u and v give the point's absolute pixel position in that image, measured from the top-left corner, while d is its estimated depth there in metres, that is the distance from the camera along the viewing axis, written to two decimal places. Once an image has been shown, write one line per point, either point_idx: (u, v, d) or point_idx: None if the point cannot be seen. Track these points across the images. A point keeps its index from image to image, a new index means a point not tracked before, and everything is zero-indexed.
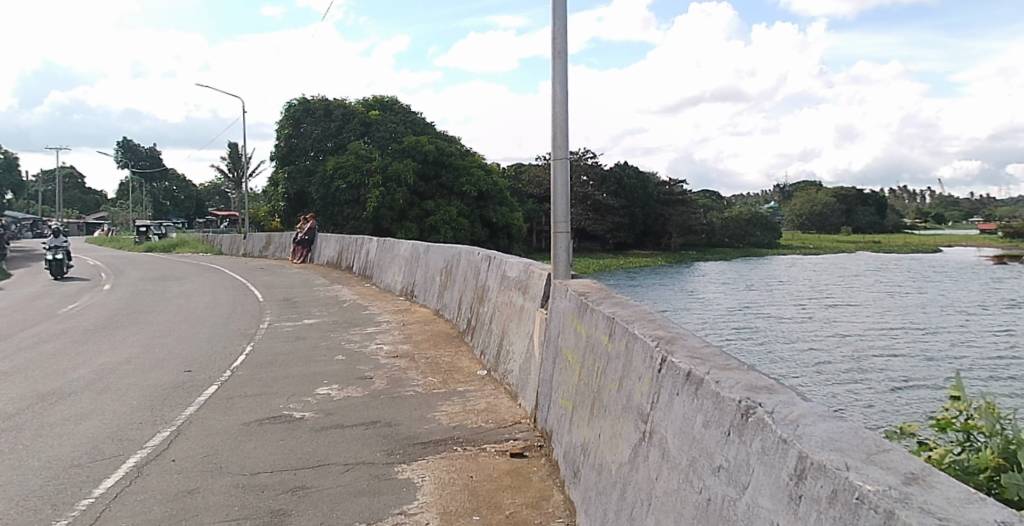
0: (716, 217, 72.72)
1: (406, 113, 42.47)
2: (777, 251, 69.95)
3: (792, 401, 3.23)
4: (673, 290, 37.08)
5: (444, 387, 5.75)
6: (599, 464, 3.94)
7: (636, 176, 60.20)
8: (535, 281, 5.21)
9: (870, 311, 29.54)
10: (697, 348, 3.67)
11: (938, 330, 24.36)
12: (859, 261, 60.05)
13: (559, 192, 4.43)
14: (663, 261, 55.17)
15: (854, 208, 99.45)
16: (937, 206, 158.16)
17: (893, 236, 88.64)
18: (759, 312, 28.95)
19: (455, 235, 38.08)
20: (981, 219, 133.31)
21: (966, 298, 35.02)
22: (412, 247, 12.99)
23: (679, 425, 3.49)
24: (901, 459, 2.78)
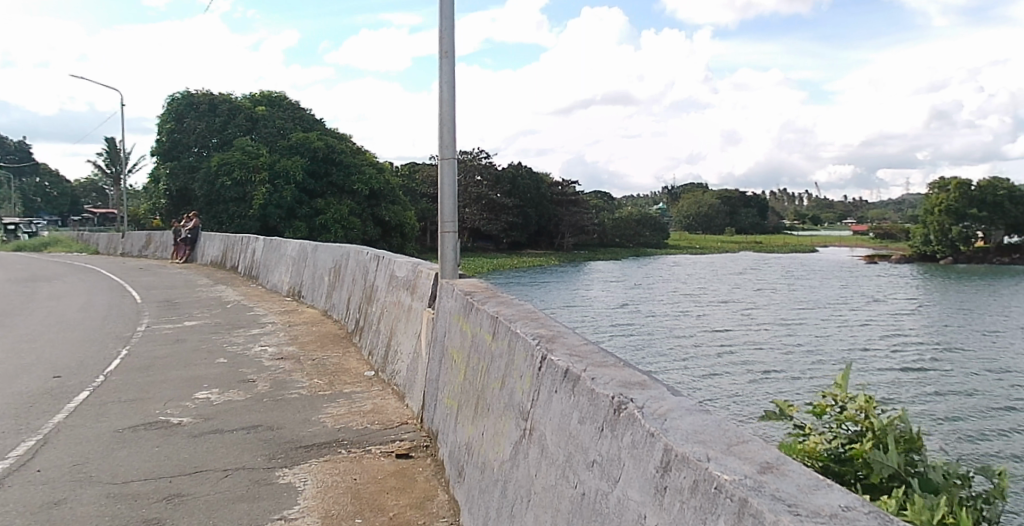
0: (608, 218, 75.15)
1: (295, 108, 42.10)
2: (667, 251, 73.03)
3: (661, 396, 3.41)
4: (565, 289, 38.02)
5: (331, 388, 5.65)
6: (482, 463, 3.94)
7: (529, 176, 61.11)
8: (422, 281, 5.19)
9: (748, 309, 31.27)
10: (577, 346, 3.73)
11: (808, 329, 26.11)
12: (742, 261, 63.59)
13: (446, 192, 4.42)
14: (555, 260, 56.80)
15: (737, 210, 105.18)
16: (813, 210, 168.93)
17: (773, 238, 93.83)
18: (644, 311, 30.02)
19: (346, 235, 37.82)
20: (848, 223, 143.91)
21: (832, 295, 37.71)
22: (300, 245, 12.77)
23: (556, 422, 3.58)
24: (756, 450, 3.12)
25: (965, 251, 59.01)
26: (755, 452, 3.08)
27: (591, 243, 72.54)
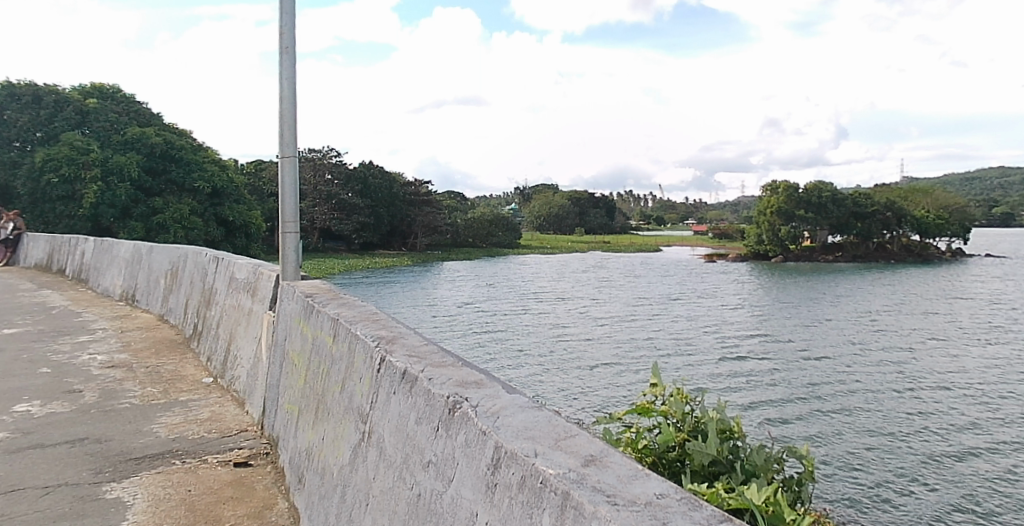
0: (460, 219, 77.18)
1: (129, 102, 40.80)
2: (519, 251, 75.79)
3: (497, 393, 3.46)
4: (414, 294, 38.64)
5: (164, 397, 5.40)
6: (321, 468, 3.87)
7: (380, 176, 62.28)
8: (263, 282, 5.08)
9: (592, 314, 32.92)
10: (416, 346, 3.71)
11: (647, 334, 27.80)
12: (592, 261, 67.01)
13: (287, 192, 4.40)
14: (407, 260, 57.82)
15: (586, 211, 110.88)
16: (658, 212, 180.94)
17: (620, 240, 98.65)
18: (494, 319, 30.78)
19: (186, 235, 36.67)
20: (684, 226, 155.42)
21: (665, 296, 40.55)
22: (133, 247, 12.21)
23: (394, 423, 3.57)
24: (583, 443, 3.22)
25: (793, 250, 64.74)
26: (580, 445, 3.16)
27: (443, 243, 74.17)
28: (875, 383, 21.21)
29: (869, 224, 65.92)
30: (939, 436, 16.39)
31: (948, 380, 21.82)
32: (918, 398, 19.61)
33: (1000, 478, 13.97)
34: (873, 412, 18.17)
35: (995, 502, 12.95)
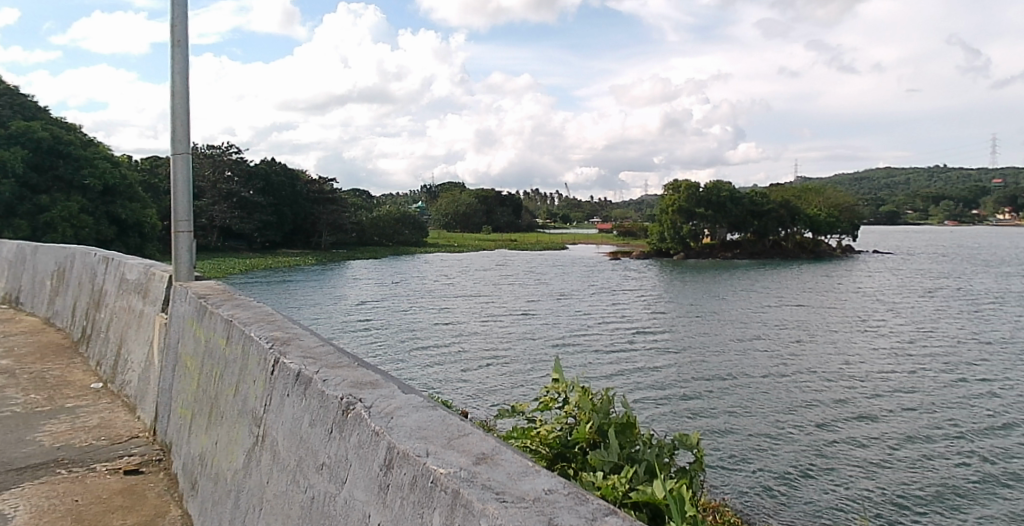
0: (365, 217, 76.98)
1: (12, 95, 38.09)
2: (424, 249, 76.13)
3: (392, 393, 3.45)
4: (312, 294, 38.28)
5: (49, 405, 5.18)
6: (215, 474, 3.83)
7: (282, 173, 62.24)
8: (156, 283, 5.00)
9: (488, 312, 33.46)
10: (312, 347, 3.70)
11: (542, 331, 28.47)
12: (501, 258, 67.91)
13: (179, 190, 4.45)
14: (310, 259, 57.32)
15: (493, 210, 112.39)
16: (565, 211, 184.94)
17: (527, 237, 100.33)
18: (389, 319, 30.83)
19: (76, 234, 35.65)
20: (585, 226, 159.30)
21: (560, 293, 41.58)
22: (16, 247, 11.67)
23: (288, 427, 3.55)
24: (475, 441, 3.22)
25: (694, 247, 66.61)
26: (471, 445, 3.16)
27: (349, 241, 73.74)
28: (759, 371, 22.15)
29: (765, 221, 68.34)
30: (831, 421, 17.20)
31: (825, 366, 23.07)
32: (804, 385, 20.62)
33: (885, 457, 14.82)
34: (766, 400, 18.94)
35: (883, 478, 13.72)
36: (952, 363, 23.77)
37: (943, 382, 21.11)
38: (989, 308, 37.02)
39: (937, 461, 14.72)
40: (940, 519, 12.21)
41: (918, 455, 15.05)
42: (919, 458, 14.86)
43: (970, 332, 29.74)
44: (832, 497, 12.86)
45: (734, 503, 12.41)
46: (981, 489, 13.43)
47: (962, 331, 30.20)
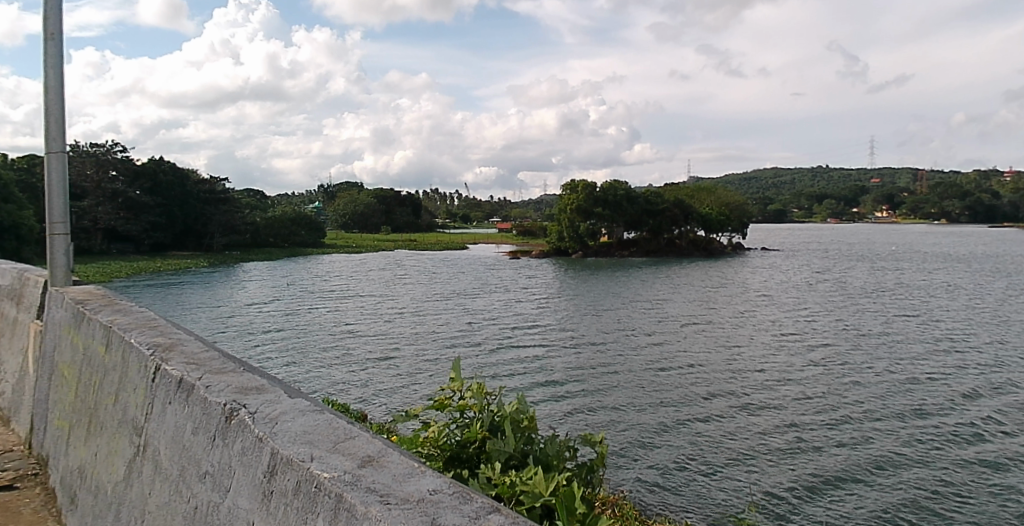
0: (260, 218, 75.21)
1: None
2: (321, 249, 75.11)
3: (278, 398, 3.41)
4: (193, 297, 37.13)
5: None
6: (94, 486, 3.74)
7: (171, 172, 60.24)
8: (31, 289, 4.82)
9: (373, 313, 33.36)
10: (196, 353, 3.66)
11: (428, 330, 28.65)
12: (402, 258, 67.74)
13: (52, 193, 4.42)
14: (202, 260, 55.73)
15: (392, 210, 111.84)
16: (466, 212, 185.61)
17: (427, 236, 100.31)
18: (266, 322, 30.23)
19: None
20: (485, 226, 160.31)
21: (449, 291, 41.96)
22: None
23: (170, 434, 3.46)
24: (360, 444, 3.20)
25: (592, 246, 67.84)
26: (355, 448, 3.12)
27: (243, 242, 71.86)
28: (646, 364, 22.81)
29: (659, 221, 70.28)
30: (728, 409, 17.91)
31: (706, 357, 24.02)
32: (692, 376, 21.38)
33: (780, 443, 15.49)
34: (656, 392, 19.54)
35: (779, 463, 14.33)
36: (820, 352, 25.30)
37: (812, 369, 22.45)
38: (855, 300, 39.45)
39: (827, 443, 15.55)
40: (832, 496, 12.86)
41: (809, 438, 15.86)
42: (811, 442, 15.63)
43: (836, 323, 31.71)
44: (732, 484, 13.28)
45: (636, 495, 12.59)
46: (867, 466, 14.26)
47: (826, 321, 32.17)
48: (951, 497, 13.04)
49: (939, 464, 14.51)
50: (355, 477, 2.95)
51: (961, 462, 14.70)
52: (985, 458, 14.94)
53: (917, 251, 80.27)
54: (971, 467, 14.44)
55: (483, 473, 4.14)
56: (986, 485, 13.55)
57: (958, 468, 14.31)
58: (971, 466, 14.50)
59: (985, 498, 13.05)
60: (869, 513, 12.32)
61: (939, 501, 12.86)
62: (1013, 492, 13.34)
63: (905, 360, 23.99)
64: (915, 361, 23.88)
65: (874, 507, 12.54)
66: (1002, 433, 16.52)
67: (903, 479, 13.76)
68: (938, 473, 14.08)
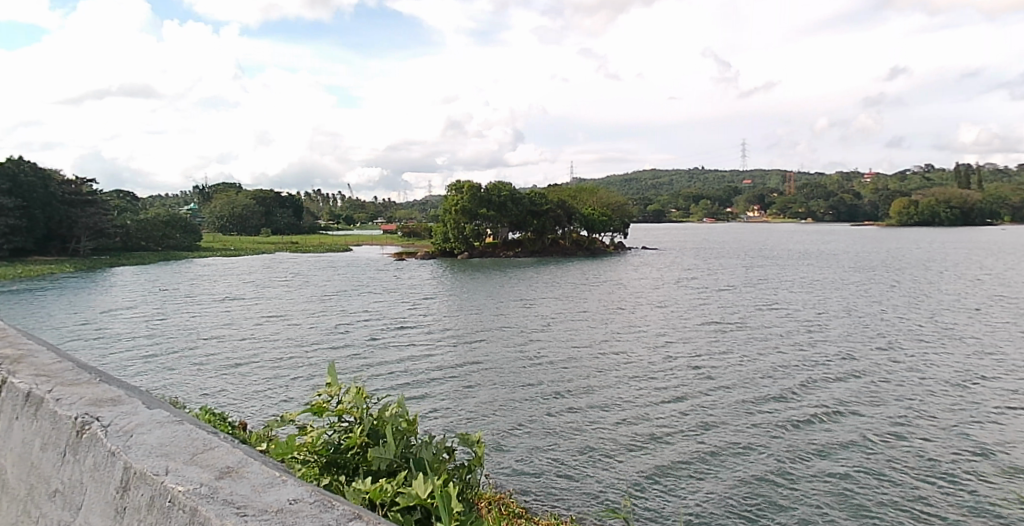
0: (130, 220, 71.13)
1: None
2: (199, 253, 71.93)
3: (135, 410, 3.31)
4: (36, 307, 34.55)
5: None
6: None
7: (32, 172, 56.53)
8: None
9: (233, 318, 32.30)
10: (44, 367, 3.61)
11: (290, 334, 28.02)
12: (285, 261, 65.84)
13: None
14: (63, 267, 52.25)
15: (272, 211, 108.62)
16: (350, 214, 183.14)
17: (310, 238, 97.88)
18: (113, 331, 28.48)
19: None
20: (367, 227, 158.23)
21: (318, 294, 41.28)
22: None
23: (17, 450, 3.35)
24: (218, 457, 3.11)
25: (477, 246, 68.18)
26: (212, 460, 3.03)
27: (111, 246, 67.71)
28: (512, 361, 23.18)
29: (544, 221, 71.28)
30: (606, 402, 18.45)
31: (571, 352, 24.65)
32: (562, 370, 21.89)
33: (658, 434, 16.10)
34: (527, 388, 19.81)
35: (658, 453, 14.86)
36: (676, 344, 26.33)
37: (670, 362, 23.40)
38: (713, 296, 41.22)
39: (702, 431, 16.28)
40: (707, 483, 13.48)
41: (683, 427, 16.57)
42: (686, 431, 16.31)
43: (695, 316, 33.20)
44: (612, 475, 13.69)
45: (522, 494, 12.75)
46: (738, 452, 15.03)
47: (681, 316, 33.50)
48: (814, 476, 13.95)
49: (799, 445, 15.54)
50: (212, 489, 2.89)
51: (818, 441, 15.79)
52: (836, 437, 16.14)
53: (778, 249, 84.95)
54: (824, 446, 15.55)
55: (350, 477, 4.20)
56: (843, 464, 14.58)
57: (815, 448, 15.37)
58: (826, 445, 15.62)
59: (840, 474, 14.08)
60: (741, 496, 12.98)
61: (810, 482, 13.68)
62: (863, 467, 14.46)
63: (752, 349, 25.40)
64: (762, 350, 25.29)
65: (747, 490, 13.23)
66: (848, 413, 17.91)
67: (775, 462, 14.56)
68: (800, 454, 15.03)
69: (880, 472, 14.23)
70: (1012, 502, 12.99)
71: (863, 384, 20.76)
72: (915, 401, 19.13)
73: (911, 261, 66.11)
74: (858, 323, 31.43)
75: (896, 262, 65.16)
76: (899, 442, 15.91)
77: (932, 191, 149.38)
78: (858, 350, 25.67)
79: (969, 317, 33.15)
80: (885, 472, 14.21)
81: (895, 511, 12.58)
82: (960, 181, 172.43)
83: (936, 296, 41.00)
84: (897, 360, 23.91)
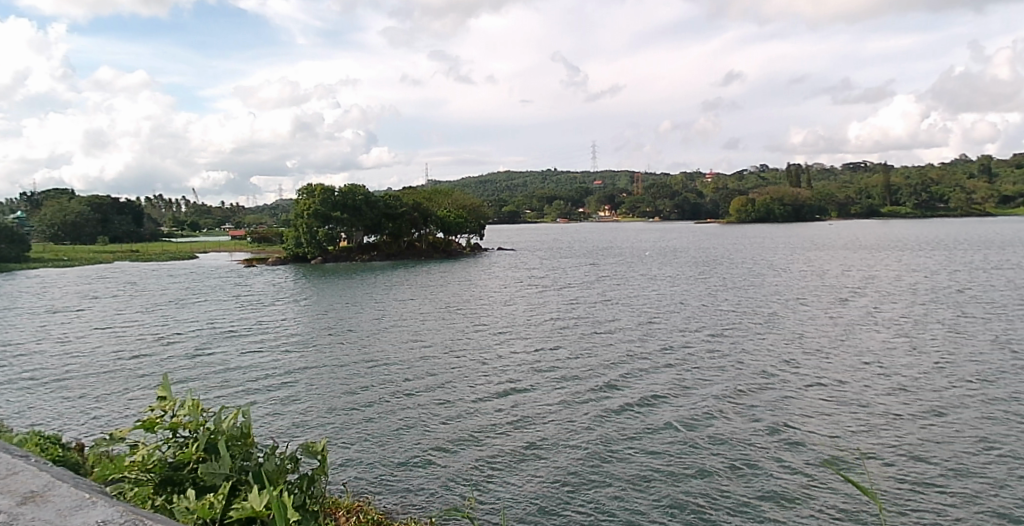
0: None
1: None
2: (31, 266, 66.19)
3: None
4: None
5: None
6: None
7: None
8: None
9: (46, 335, 29.92)
10: None
11: (111, 349, 26.60)
12: (126, 271, 61.82)
13: None
14: None
15: (109, 219, 101.54)
16: (200, 218, 174.42)
17: (154, 246, 92.28)
18: None
19: None
20: (214, 233, 151.37)
21: (149, 305, 39.30)
22: None
23: None
24: (21, 482, 3.61)
25: (332, 251, 67.18)
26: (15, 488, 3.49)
27: None
28: (348, 365, 23.35)
29: (399, 224, 70.51)
30: (447, 405, 18.80)
31: (408, 354, 24.95)
32: (401, 372, 22.31)
33: (501, 435, 16.56)
34: (365, 392, 20.09)
35: (501, 456, 15.31)
36: (510, 341, 27.24)
37: (504, 357, 24.25)
38: (548, 294, 42.45)
39: (542, 430, 16.89)
40: (545, 483, 14.03)
41: (523, 427, 17.14)
42: (527, 430, 16.88)
43: (534, 315, 33.99)
44: (453, 482, 14.02)
45: (380, 503, 13.12)
46: (580, 449, 15.69)
47: (514, 313, 34.56)
48: (649, 460, 15.07)
49: (632, 438, 16.38)
50: (17, 511, 3.37)
51: (649, 432, 16.69)
52: (667, 427, 17.10)
53: (623, 247, 88.73)
54: (659, 434, 16.58)
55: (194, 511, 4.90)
56: (674, 447, 15.80)
57: (652, 437, 16.37)
58: (659, 432, 16.71)
59: (670, 463, 14.95)
60: (584, 491, 13.70)
61: (647, 466, 14.79)
62: (691, 453, 15.44)
63: (580, 343, 26.65)
64: (589, 343, 26.56)
65: (591, 481, 14.13)
66: (677, 400, 19.07)
67: (612, 449, 15.71)
68: (638, 443, 16.01)
69: (706, 452, 15.51)
70: (820, 470, 14.52)
71: (688, 371, 22.12)
72: (736, 384, 20.63)
73: (743, 256, 70.35)
74: (679, 314, 33.49)
75: (727, 257, 69.56)
76: (722, 427, 17.06)
77: (760, 189, 157.84)
78: (677, 338, 27.44)
79: (773, 305, 36.11)
80: (710, 457, 15.22)
81: (723, 491, 13.64)
82: (793, 178, 183.83)
83: (756, 288, 44.01)
84: (711, 347, 25.81)
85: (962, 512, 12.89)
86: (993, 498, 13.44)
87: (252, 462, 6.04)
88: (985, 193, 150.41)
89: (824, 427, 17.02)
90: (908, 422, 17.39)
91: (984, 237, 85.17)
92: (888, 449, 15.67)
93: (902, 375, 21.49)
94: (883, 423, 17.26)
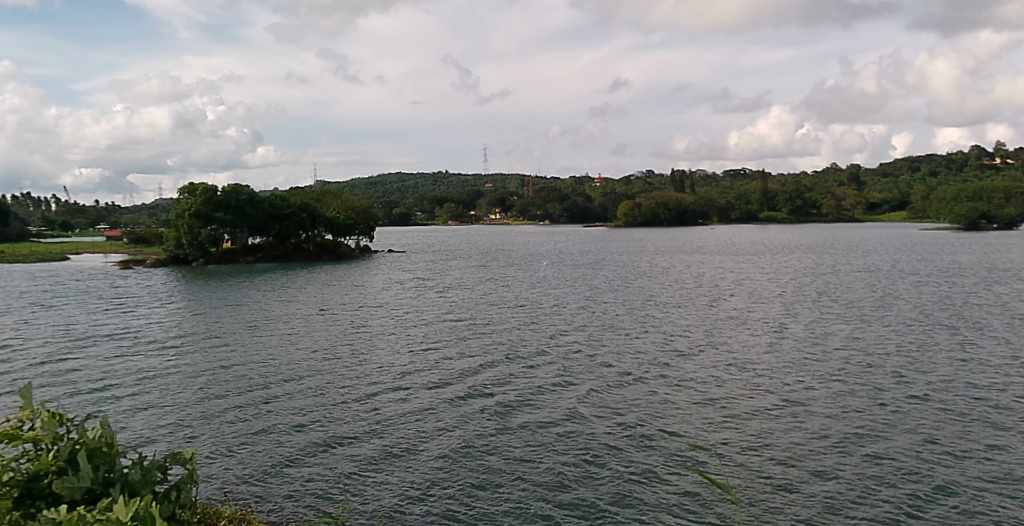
0: None
1: None
2: None
3: None
4: None
5: None
6: None
7: None
8: None
9: None
10: None
11: None
12: None
13: None
14: None
15: None
16: (71, 218, 163.83)
17: (17, 248, 86.02)
18: None
19: None
20: (84, 234, 142.78)
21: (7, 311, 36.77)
22: None
23: None
24: None
25: (213, 253, 64.61)
26: None
27: None
28: (219, 368, 22.90)
29: (284, 226, 69.42)
30: (322, 407, 18.71)
31: (283, 355, 24.69)
32: (274, 374, 22.08)
33: (378, 437, 16.62)
34: (236, 395, 19.79)
35: (378, 456, 15.49)
36: (386, 342, 27.30)
37: (379, 358, 24.34)
38: (427, 296, 42.45)
39: (419, 432, 17.01)
40: (424, 483, 14.25)
41: (400, 429, 17.22)
42: (404, 432, 16.97)
43: (412, 317, 34.02)
44: (330, 487, 13.96)
45: (257, 510, 12.96)
46: (456, 447, 16.05)
47: (390, 315, 34.54)
48: (523, 456, 15.57)
49: (508, 437, 16.72)
50: None
51: (524, 430, 17.15)
52: (541, 424, 17.68)
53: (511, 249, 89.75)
54: (532, 431, 17.13)
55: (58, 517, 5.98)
56: (546, 443, 16.39)
57: (524, 434, 16.90)
58: (532, 429, 17.25)
59: (543, 458, 15.48)
60: (461, 489, 14.05)
61: (520, 462, 15.28)
62: (564, 449, 16.04)
63: (454, 344, 26.96)
64: (463, 344, 26.89)
65: (466, 479, 14.49)
66: (548, 399, 19.65)
67: (487, 446, 16.15)
68: (512, 440, 16.52)
69: (578, 447, 16.12)
70: (684, 463, 15.32)
71: (559, 371, 22.74)
72: (605, 383, 21.37)
73: (626, 259, 72.41)
74: (553, 316, 34.18)
75: (611, 259, 71.38)
76: (592, 423, 17.76)
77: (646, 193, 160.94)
78: (549, 339, 28.04)
79: (642, 308, 37.32)
80: (581, 452, 15.85)
81: (593, 484, 14.27)
82: (681, 184, 189.52)
83: (635, 290, 45.19)
84: (581, 347, 26.55)
85: (811, 502, 13.79)
86: (840, 487, 14.48)
87: (116, 473, 7.19)
88: (853, 199, 159.09)
89: (689, 422, 17.90)
90: (765, 415, 18.54)
91: (844, 241, 90.55)
92: (747, 443, 16.59)
93: (758, 372, 22.83)
94: (741, 418, 18.33)
